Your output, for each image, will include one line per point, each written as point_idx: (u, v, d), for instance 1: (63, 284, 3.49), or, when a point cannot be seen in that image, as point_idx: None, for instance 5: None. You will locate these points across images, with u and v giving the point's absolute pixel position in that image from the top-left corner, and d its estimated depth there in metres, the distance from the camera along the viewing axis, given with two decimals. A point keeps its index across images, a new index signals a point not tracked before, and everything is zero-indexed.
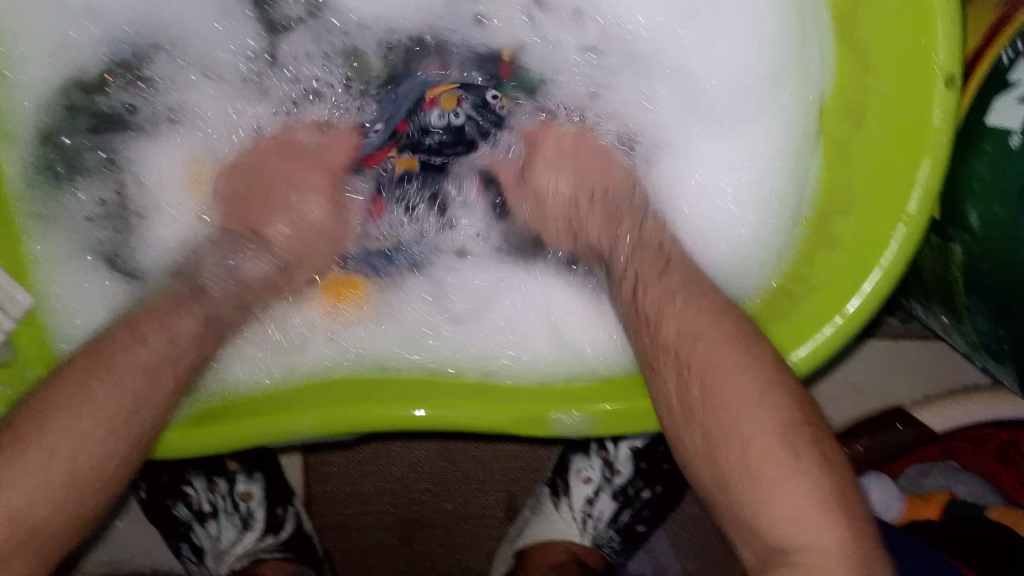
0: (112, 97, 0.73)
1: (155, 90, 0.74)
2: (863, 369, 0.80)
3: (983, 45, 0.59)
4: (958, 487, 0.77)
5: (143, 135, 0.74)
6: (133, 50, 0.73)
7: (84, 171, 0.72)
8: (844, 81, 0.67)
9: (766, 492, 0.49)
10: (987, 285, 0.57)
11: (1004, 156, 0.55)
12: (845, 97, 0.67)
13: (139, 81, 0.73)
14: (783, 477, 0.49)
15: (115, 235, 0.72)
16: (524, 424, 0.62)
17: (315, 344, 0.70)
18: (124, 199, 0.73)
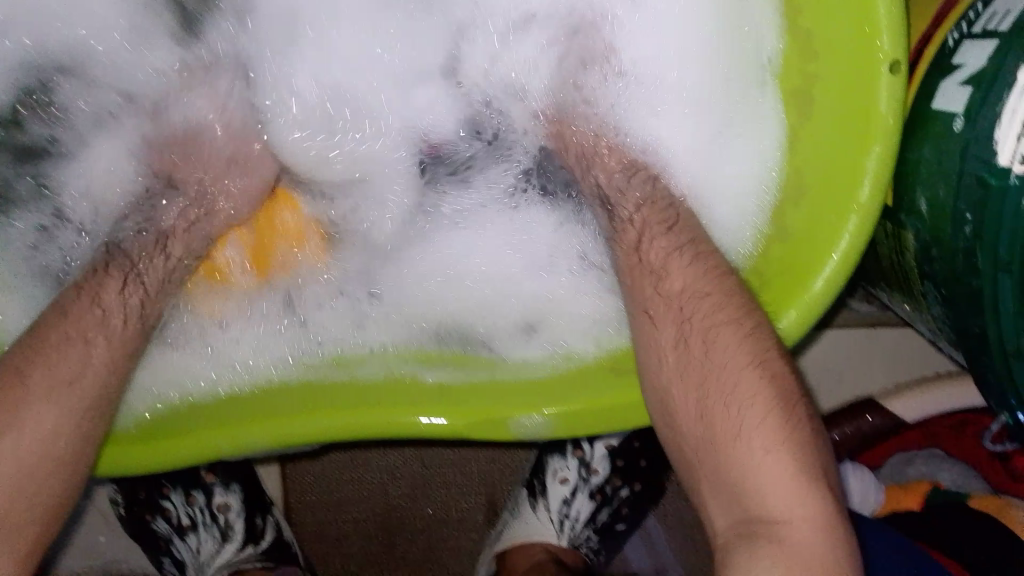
0: (29, 128, 0.70)
1: (69, 115, 0.70)
2: (841, 356, 0.82)
3: (933, 28, 0.55)
4: (942, 475, 0.81)
5: (62, 159, 0.71)
6: (42, 76, 0.70)
7: (18, 204, 0.70)
8: (791, 58, 0.62)
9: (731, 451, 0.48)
10: (936, 280, 0.53)
11: (949, 140, 0.50)
12: (791, 76, 0.62)
13: (51, 107, 0.70)
14: (750, 432, 0.48)
15: (58, 251, 0.70)
16: (480, 428, 0.62)
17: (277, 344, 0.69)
18: (60, 219, 0.70)
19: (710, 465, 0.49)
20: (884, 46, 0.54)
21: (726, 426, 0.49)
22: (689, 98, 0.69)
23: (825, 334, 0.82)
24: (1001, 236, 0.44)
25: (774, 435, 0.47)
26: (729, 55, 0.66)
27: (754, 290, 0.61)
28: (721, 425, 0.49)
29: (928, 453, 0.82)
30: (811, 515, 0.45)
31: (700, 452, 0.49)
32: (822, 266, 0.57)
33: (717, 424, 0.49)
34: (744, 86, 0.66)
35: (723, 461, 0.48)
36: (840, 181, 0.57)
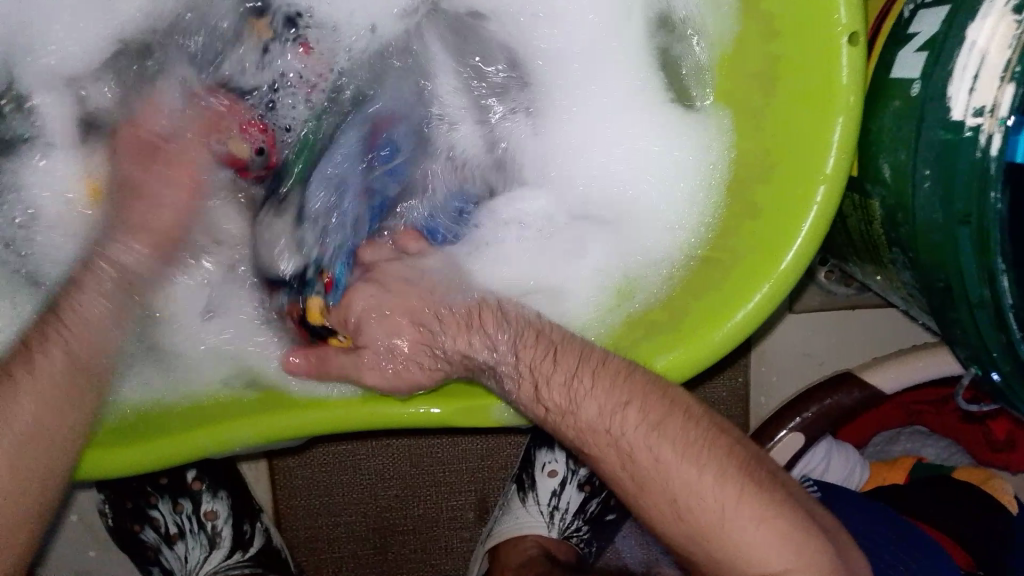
0: (3, 119, 0.66)
1: (41, 107, 0.66)
2: (818, 338, 0.83)
3: (888, 3, 0.57)
4: (925, 451, 0.82)
5: (34, 152, 0.66)
6: (12, 70, 0.65)
7: None
8: (750, 39, 0.63)
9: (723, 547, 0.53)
10: (902, 244, 0.54)
11: (908, 106, 0.51)
12: (750, 56, 0.63)
13: (23, 99, 0.66)
14: (734, 511, 0.53)
15: (32, 250, 0.66)
16: (466, 414, 0.62)
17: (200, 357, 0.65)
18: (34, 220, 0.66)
19: (699, 550, 0.54)
20: (841, 20, 0.56)
21: (686, 490, 0.53)
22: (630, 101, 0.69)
23: (798, 318, 0.83)
24: (957, 189, 0.46)
25: (732, 491, 0.53)
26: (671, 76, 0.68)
27: (727, 266, 0.61)
28: (689, 509, 0.53)
29: (911, 429, 0.83)
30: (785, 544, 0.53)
31: (675, 516, 0.54)
32: (791, 239, 0.58)
33: (674, 494, 0.54)
34: (680, 107, 0.67)
35: (716, 554, 0.53)
36: (804, 154, 0.58)
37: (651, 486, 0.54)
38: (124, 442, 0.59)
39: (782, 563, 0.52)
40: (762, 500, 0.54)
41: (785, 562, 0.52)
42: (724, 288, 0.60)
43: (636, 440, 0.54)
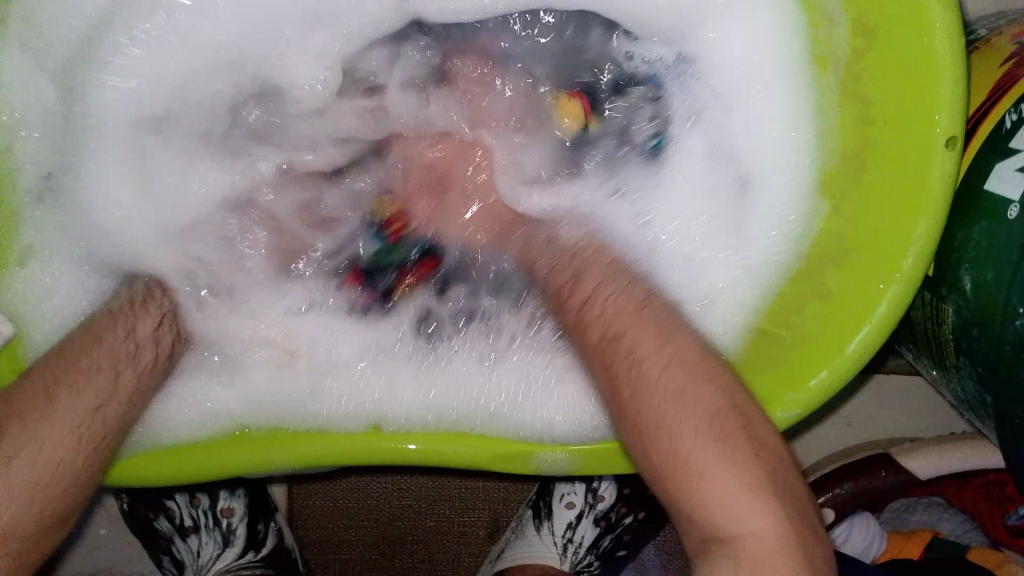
0: None
1: None
2: (853, 404, 0.83)
3: (990, 104, 0.56)
4: (942, 525, 0.82)
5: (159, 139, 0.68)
6: None
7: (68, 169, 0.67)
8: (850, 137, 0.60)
9: (683, 480, 0.48)
10: (972, 358, 0.54)
11: (1001, 223, 0.50)
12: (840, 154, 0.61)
13: None
14: (709, 457, 0.48)
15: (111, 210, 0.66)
16: (506, 461, 0.62)
17: (205, 388, 0.63)
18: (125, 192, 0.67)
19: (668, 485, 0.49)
20: (941, 121, 0.54)
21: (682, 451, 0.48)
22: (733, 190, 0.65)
23: (866, 386, 0.83)
24: None
25: (703, 433, 0.48)
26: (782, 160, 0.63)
27: (785, 347, 0.61)
28: (674, 446, 0.49)
29: (928, 499, 0.84)
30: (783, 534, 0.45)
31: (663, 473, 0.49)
32: (855, 332, 0.57)
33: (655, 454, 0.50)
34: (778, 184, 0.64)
35: (682, 488, 0.48)
36: (882, 248, 0.57)
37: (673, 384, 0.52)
38: (153, 458, 0.60)
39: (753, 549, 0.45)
40: (757, 486, 0.47)
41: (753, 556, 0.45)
42: (785, 368, 0.60)
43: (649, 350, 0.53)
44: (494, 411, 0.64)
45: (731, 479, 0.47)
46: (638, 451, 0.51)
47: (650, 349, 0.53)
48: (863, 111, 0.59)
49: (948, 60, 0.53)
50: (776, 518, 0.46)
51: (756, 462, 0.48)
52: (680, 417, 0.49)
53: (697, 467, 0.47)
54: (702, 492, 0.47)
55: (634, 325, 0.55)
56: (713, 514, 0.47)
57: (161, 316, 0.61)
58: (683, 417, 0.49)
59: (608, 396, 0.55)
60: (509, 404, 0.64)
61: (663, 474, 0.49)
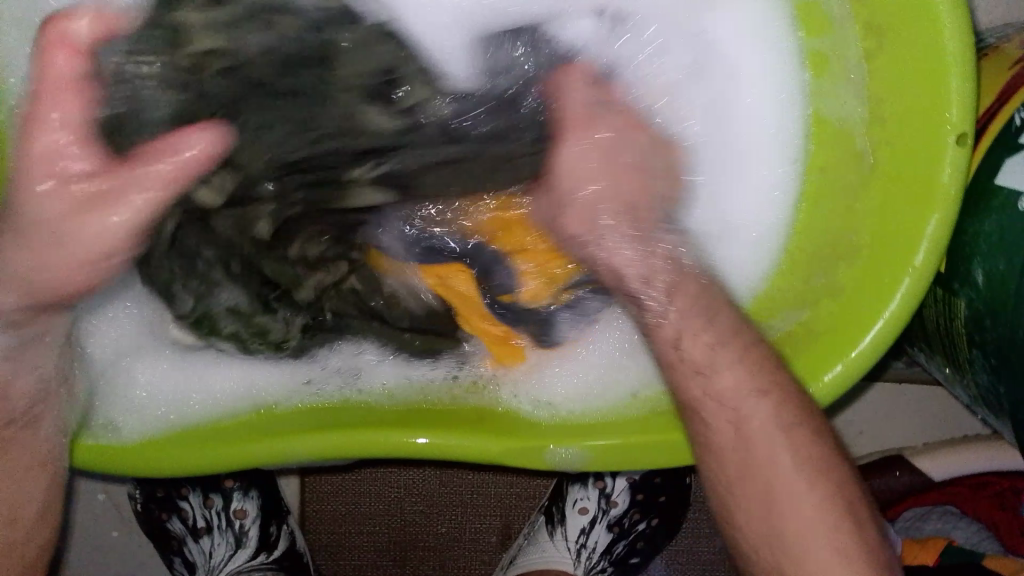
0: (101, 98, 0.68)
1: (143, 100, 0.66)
2: (865, 411, 0.83)
3: (999, 103, 0.57)
4: (956, 532, 0.80)
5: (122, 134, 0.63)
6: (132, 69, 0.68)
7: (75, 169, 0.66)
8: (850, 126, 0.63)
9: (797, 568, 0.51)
10: (985, 349, 0.55)
11: (1012, 216, 0.51)
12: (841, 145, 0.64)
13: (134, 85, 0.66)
14: (819, 537, 0.51)
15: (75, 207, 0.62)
16: (519, 455, 0.62)
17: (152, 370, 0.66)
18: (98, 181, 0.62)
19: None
20: (951, 118, 0.55)
21: (788, 505, 0.51)
22: (743, 174, 0.69)
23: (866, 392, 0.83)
24: None
25: (827, 516, 0.51)
26: (782, 145, 0.68)
27: (798, 344, 0.61)
28: (785, 526, 0.51)
29: (943, 508, 0.82)
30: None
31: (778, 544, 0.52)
32: (868, 328, 0.58)
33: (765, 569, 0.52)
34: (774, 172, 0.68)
35: (786, 564, 0.51)
36: (894, 244, 0.58)
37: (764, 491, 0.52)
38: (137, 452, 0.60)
39: None
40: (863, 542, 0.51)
41: None
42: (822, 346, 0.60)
43: (759, 425, 0.53)
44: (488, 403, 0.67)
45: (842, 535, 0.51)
46: (755, 537, 0.53)
47: (793, 420, 0.53)
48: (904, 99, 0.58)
49: (957, 57, 0.54)
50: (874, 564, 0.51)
51: (854, 523, 0.52)
52: (797, 476, 0.52)
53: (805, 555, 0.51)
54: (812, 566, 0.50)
55: (775, 387, 0.53)
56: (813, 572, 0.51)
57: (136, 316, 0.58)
58: (809, 548, 0.51)
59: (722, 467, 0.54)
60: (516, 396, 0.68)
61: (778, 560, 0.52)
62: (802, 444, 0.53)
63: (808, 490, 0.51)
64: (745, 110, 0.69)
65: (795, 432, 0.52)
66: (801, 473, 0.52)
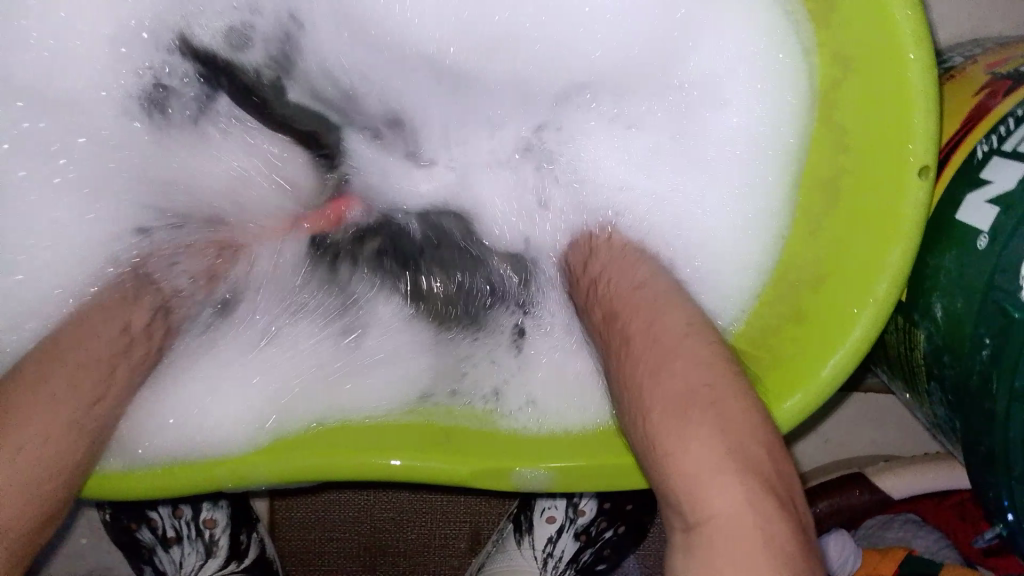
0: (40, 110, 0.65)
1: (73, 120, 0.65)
2: (830, 422, 0.85)
3: (964, 134, 0.57)
4: (917, 542, 0.82)
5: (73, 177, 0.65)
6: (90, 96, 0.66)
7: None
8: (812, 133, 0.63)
9: (674, 460, 0.46)
10: (943, 383, 0.55)
11: (971, 254, 0.52)
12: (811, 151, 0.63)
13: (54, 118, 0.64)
14: (708, 427, 0.46)
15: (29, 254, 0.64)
16: (482, 477, 0.62)
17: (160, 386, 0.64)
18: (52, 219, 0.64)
19: (666, 482, 0.46)
20: (915, 151, 0.55)
21: (674, 398, 0.48)
22: (722, 177, 0.67)
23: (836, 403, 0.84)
24: (1018, 364, 0.47)
25: (704, 414, 0.46)
26: (739, 147, 0.67)
27: (768, 366, 0.62)
28: (668, 425, 0.47)
29: (904, 517, 0.84)
30: (765, 512, 0.42)
31: (662, 439, 0.47)
32: (829, 357, 0.59)
33: (663, 464, 0.46)
34: (751, 188, 0.66)
35: (667, 454, 0.46)
36: (857, 274, 0.58)
37: (655, 380, 0.50)
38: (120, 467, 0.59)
39: (718, 515, 0.43)
40: (750, 458, 0.44)
41: (723, 518, 0.42)
42: (783, 368, 0.61)
43: (649, 339, 0.53)
44: (491, 424, 0.67)
45: (728, 441, 0.45)
46: (649, 437, 0.48)
47: (675, 339, 0.52)
48: (859, 136, 0.58)
49: (921, 91, 0.54)
50: (760, 498, 0.43)
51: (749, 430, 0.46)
52: (677, 374, 0.49)
53: (686, 443, 0.45)
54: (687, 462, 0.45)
55: (660, 318, 0.55)
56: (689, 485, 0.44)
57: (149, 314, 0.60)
58: (695, 430, 0.46)
59: (619, 381, 0.54)
60: (510, 408, 0.68)
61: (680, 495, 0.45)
62: (694, 355, 0.51)
63: (696, 369, 0.49)
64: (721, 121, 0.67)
65: (681, 343, 0.52)
66: (697, 364, 0.50)
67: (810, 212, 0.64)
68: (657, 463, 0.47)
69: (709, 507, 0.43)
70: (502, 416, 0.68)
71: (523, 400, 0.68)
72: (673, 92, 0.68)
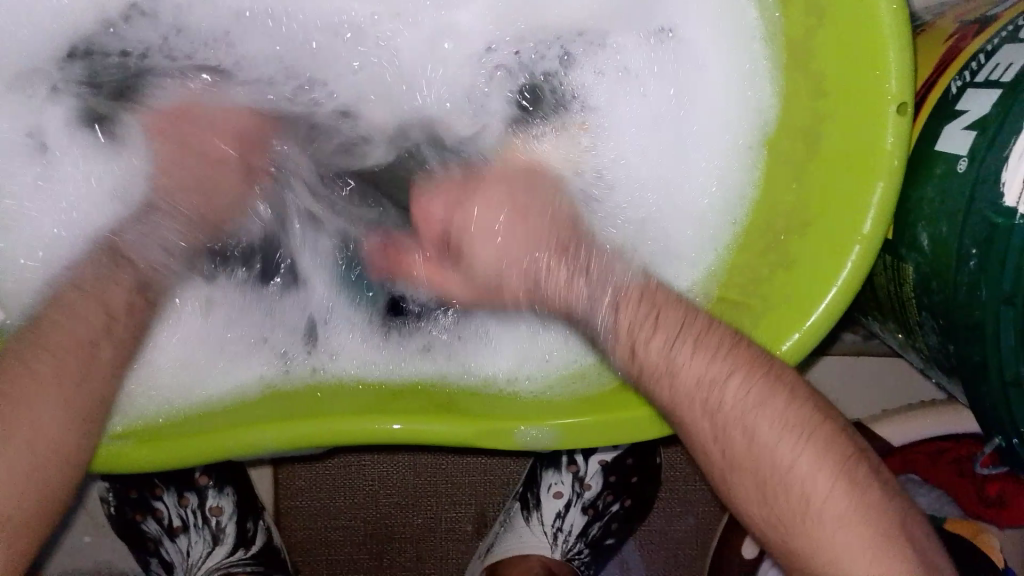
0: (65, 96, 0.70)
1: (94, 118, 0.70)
2: (825, 383, 0.86)
3: (937, 74, 0.59)
4: (920, 499, 0.84)
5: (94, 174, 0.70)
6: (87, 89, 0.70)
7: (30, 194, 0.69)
8: (797, 91, 0.65)
9: (805, 538, 0.53)
10: (934, 311, 0.56)
11: (953, 180, 0.53)
12: (799, 108, 0.65)
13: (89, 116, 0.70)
14: (822, 504, 0.52)
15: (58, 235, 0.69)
16: (489, 435, 0.62)
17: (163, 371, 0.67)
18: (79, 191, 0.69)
19: (790, 547, 0.54)
20: (891, 88, 0.57)
21: (781, 472, 0.53)
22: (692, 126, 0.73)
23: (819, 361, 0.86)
24: (1005, 272, 0.48)
25: (816, 489, 0.52)
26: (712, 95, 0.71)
27: (761, 313, 0.63)
28: (788, 502, 0.53)
29: (904, 477, 0.84)
30: (883, 546, 0.52)
31: (783, 518, 0.53)
32: (822, 296, 0.60)
33: (793, 543, 0.53)
34: (710, 143, 0.72)
35: (794, 532, 0.53)
36: (844, 215, 0.60)
37: (749, 461, 0.54)
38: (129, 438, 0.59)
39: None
40: (864, 511, 0.52)
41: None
42: (779, 311, 0.62)
43: (733, 407, 0.54)
44: (472, 376, 0.70)
45: (837, 501, 0.52)
46: (759, 509, 0.54)
47: (743, 394, 0.54)
48: (836, 82, 0.61)
49: (893, 31, 0.56)
50: (885, 543, 0.52)
51: (846, 479, 0.53)
52: (771, 446, 0.53)
53: (810, 523, 0.52)
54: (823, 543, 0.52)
55: (724, 368, 0.55)
56: (825, 559, 0.52)
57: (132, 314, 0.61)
58: (812, 504, 0.52)
59: (703, 449, 0.56)
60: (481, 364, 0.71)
61: (779, 514, 0.53)
62: (754, 415, 0.53)
63: (784, 442, 0.53)
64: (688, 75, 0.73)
65: (752, 422, 0.54)
66: (782, 433, 0.53)
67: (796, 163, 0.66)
68: (786, 539, 0.54)
69: (847, 573, 0.52)
70: (496, 383, 0.69)
71: (486, 352, 0.71)
72: (668, 103, 0.73)
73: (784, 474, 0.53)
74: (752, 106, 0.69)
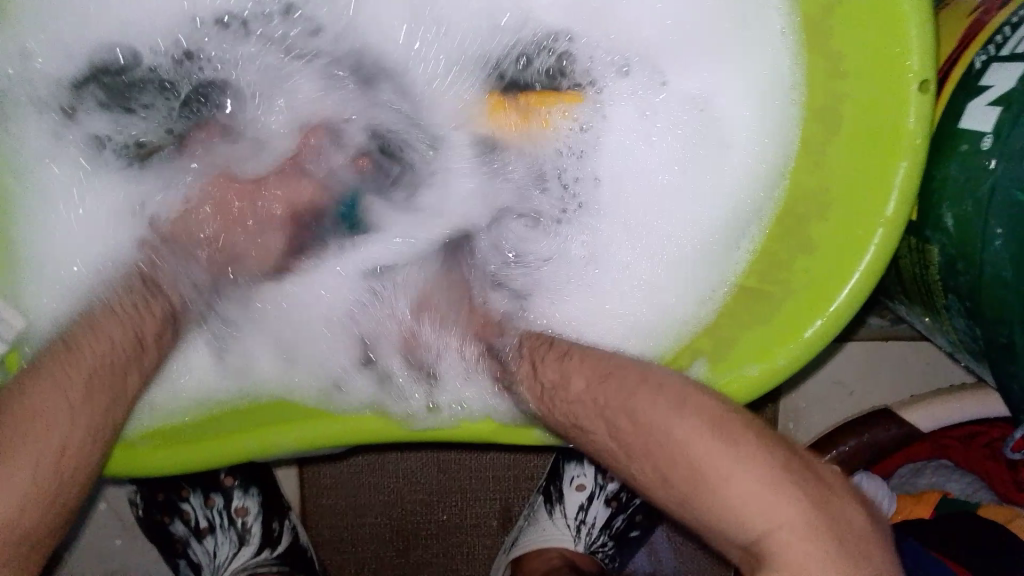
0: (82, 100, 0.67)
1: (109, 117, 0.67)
2: (851, 369, 0.84)
3: (959, 49, 0.58)
4: (950, 485, 0.83)
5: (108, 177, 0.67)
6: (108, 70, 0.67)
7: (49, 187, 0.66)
8: (817, 73, 0.64)
9: (708, 495, 0.48)
10: (960, 294, 0.55)
11: (977, 158, 0.52)
12: (819, 89, 0.64)
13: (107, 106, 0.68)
14: (722, 456, 0.48)
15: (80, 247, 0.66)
16: (509, 431, 0.62)
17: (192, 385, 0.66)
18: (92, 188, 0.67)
19: (697, 513, 0.49)
20: (913, 66, 0.56)
21: (676, 445, 0.50)
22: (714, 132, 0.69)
23: (842, 348, 0.84)
24: None
25: (721, 451, 0.48)
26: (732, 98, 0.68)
27: (781, 301, 0.62)
28: (682, 475, 0.49)
29: (936, 463, 0.84)
30: (803, 518, 0.45)
31: (684, 489, 0.49)
32: (844, 282, 0.59)
33: (696, 511, 0.49)
34: (741, 143, 0.68)
35: (698, 499, 0.48)
36: (866, 197, 0.59)
37: (645, 432, 0.52)
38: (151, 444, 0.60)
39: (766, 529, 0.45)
40: (772, 471, 0.47)
41: (769, 531, 0.45)
42: (800, 298, 0.61)
43: (622, 404, 0.54)
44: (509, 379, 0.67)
45: (747, 462, 0.48)
46: (664, 491, 0.51)
47: (645, 394, 0.54)
48: (855, 62, 0.59)
49: (913, 7, 0.55)
50: (806, 512, 0.45)
51: (754, 442, 0.49)
52: (670, 425, 0.51)
53: (715, 478, 0.47)
54: (723, 498, 0.47)
55: (621, 375, 0.56)
56: (737, 523, 0.46)
57: (154, 313, 0.62)
58: (713, 460, 0.48)
59: (588, 429, 0.55)
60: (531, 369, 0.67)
61: (679, 494, 0.49)
62: (660, 406, 0.52)
63: (677, 416, 0.51)
64: (708, 76, 0.69)
65: (649, 406, 0.53)
66: (677, 410, 0.51)
67: (815, 146, 0.64)
68: (692, 509, 0.49)
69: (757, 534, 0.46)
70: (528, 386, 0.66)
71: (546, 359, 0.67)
72: (691, 109, 0.70)
73: (690, 437, 0.50)
74: (770, 102, 0.66)
